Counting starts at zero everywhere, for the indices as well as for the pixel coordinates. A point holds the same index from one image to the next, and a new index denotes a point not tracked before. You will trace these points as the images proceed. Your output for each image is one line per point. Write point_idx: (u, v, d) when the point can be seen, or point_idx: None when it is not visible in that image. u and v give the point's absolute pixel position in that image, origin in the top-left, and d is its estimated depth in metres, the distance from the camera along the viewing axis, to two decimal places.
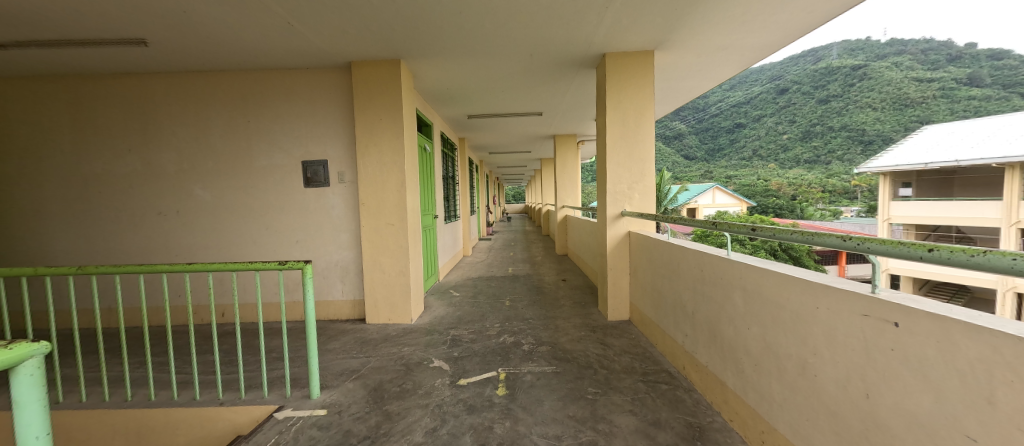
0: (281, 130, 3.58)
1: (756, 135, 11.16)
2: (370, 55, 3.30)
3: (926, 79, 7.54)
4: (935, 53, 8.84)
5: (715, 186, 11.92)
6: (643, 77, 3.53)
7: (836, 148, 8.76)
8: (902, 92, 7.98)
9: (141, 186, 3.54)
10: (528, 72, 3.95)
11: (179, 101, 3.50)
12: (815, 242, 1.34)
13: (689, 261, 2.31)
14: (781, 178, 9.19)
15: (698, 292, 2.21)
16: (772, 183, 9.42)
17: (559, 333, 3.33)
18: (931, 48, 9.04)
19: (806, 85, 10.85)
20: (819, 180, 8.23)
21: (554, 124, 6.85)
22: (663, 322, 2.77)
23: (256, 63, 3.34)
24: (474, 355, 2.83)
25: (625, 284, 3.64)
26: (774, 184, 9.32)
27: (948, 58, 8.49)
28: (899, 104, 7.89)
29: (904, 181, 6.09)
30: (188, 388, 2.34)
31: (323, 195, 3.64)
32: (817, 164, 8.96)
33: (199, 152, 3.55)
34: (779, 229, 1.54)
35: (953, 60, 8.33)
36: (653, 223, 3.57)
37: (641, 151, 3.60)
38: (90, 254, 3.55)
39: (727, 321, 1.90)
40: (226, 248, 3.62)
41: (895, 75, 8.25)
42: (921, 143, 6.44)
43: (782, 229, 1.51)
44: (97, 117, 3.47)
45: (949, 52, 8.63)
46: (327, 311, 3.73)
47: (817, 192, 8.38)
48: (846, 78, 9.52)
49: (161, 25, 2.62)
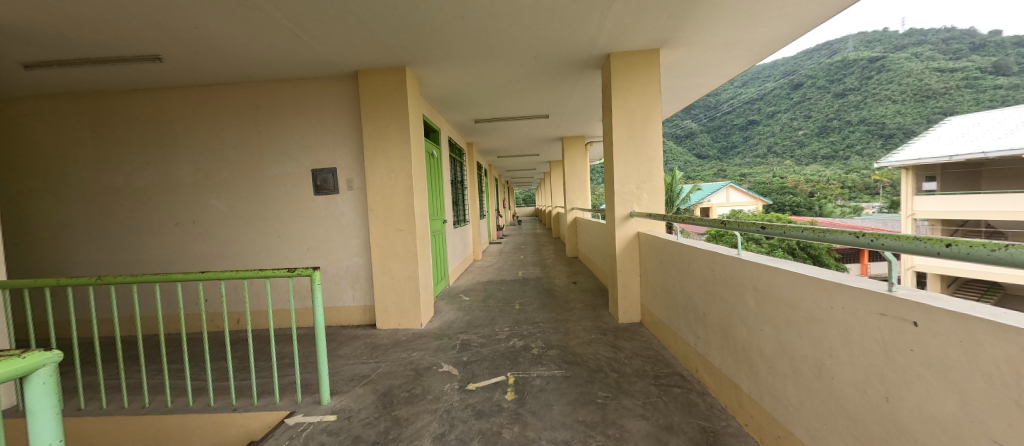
0: (292, 139, 3.67)
1: (770, 132, 10.84)
2: (376, 63, 3.36)
3: (951, 67, 6.94)
4: (958, 41, 8.48)
5: (729, 184, 11.80)
6: (648, 76, 3.50)
7: (852, 142, 8.05)
8: (923, 82, 7.29)
9: (159, 198, 3.66)
10: (532, 74, 3.95)
11: (194, 115, 3.61)
12: (828, 238, 1.30)
13: (699, 261, 2.27)
14: (796, 176, 8.75)
15: (710, 292, 2.16)
16: (788, 180, 9.11)
17: (569, 336, 3.29)
18: (954, 37, 8.67)
19: (822, 79, 10.12)
20: (837, 176, 7.68)
21: (560, 126, 6.81)
22: (675, 324, 2.72)
23: (266, 74, 3.43)
24: (482, 360, 2.82)
25: (637, 285, 3.58)
26: (790, 181, 9.04)
27: (972, 47, 8.10)
28: (922, 96, 7.21)
29: (927, 174, 5.05)
30: (204, 394, 2.39)
31: (332, 202, 3.70)
32: (834, 160, 8.46)
33: (214, 163, 3.66)
34: (792, 227, 1.51)
35: (977, 48, 7.93)
36: (662, 223, 3.52)
37: (649, 150, 3.55)
38: (111, 264, 3.69)
39: (740, 321, 1.85)
40: (240, 256, 3.71)
41: (916, 66, 7.54)
42: (947, 131, 5.57)
43: (795, 227, 1.48)
44: (117, 132, 3.61)
45: (972, 41, 8.22)
46: (338, 317, 3.78)
47: (837, 188, 7.73)
48: (863, 72, 8.81)
49: (175, 40, 2.72)
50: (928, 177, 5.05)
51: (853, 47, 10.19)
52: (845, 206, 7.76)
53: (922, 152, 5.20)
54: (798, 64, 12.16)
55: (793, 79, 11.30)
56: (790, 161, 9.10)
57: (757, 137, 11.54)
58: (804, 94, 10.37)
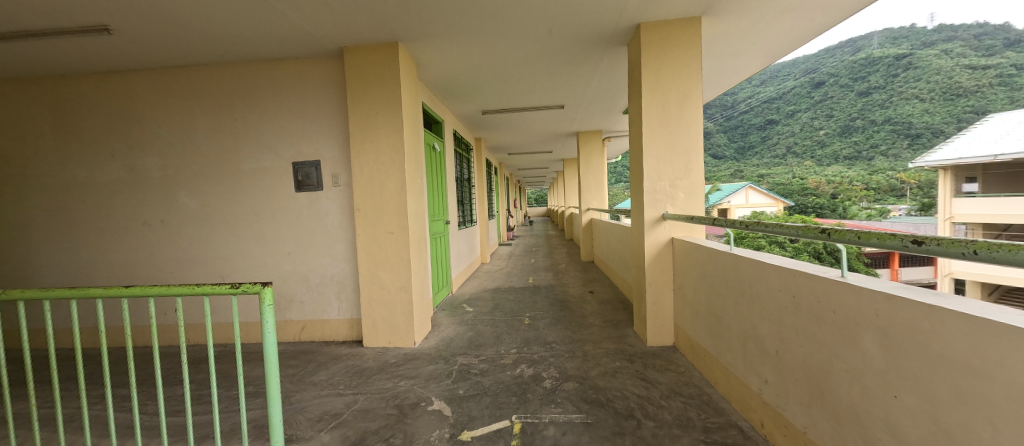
0: (271, 128, 3.22)
1: (789, 130, 8.36)
2: (364, 37, 2.88)
3: (984, 65, 5.30)
4: (988, 38, 6.20)
5: (747, 184, 7.26)
6: (687, 51, 2.92)
7: (880, 142, 5.90)
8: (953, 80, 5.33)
9: (125, 195, 3.26)
10: (546, 52, 3.41)
11: (163, 101, 3.22)
12: (1003, 259, 0.77)
13: (771, 282, 1.69)
14: (817, 176, 6.32)
15: (788, 327, 1.58)
16: (809, 180, 6.41)
17: (588, 363, 2.73)
18: (983, 34, 6.33)
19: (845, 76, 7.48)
20: (861, 177, 5.53)
21: (576, 119, 6.25)
22: (725, 357, 2.13)
23: (238, 52, 2.99)
24: (483, 395, 2.29)
25: (669, 302, 2.98)
26: (811, 181, 6.34)
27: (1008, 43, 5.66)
28: (950, 95, 5.24)
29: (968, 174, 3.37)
30: (132, 437, 1.94)
31: (316, 200, 3.24)
32: (857, 161, 6.06)
33: (184, 156, 3.25)
34: (925, 237, 0.95)
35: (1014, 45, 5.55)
36: (701, 227, 2.94)
37: (686, 140, 2.97)
38: (75, 268, 3.31)
39: (847, 376, 1.28)
40: (212, 261, 3.29)
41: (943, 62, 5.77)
42: (986, 131, 3.66)
43: (931, 238, 0.93)
44: (81, 121, 3.25)
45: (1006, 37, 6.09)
46: (321, 332, 3.31)
47: (861, 190, 5.30)
48: (889, 69, 6.63)
49: (118, 8, 2.28)
50: (968, 178, 3.37)
51: (878, 42, 7.72)
52: (872, 209, 4.69)
53: (962, 152, 3.43)
54: (818, 60, 9.50)
55: (814, 77, 8.87)
56: (810, 162, 6.85)
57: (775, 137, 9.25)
58: (825, 94, 7.95)
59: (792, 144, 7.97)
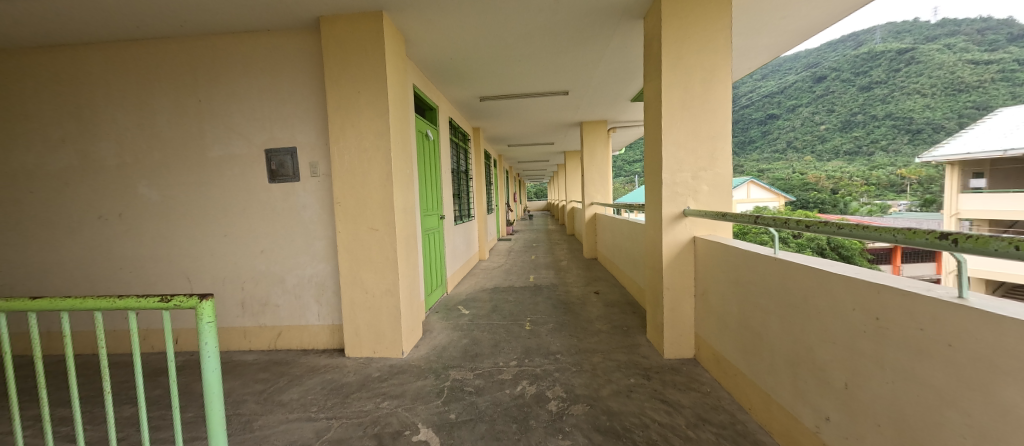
0: (240, 111, 2.85)
1: (790, 126, 8.14)
2: (343, 4, 2.49)
3: (988, 59, 4.83)
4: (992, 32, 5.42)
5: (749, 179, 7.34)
6: (714, 23, 2.53)
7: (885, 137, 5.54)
8: (956, 75, 4.75)
9: (78, 185, 2.90)
10: (551, 27, 3.02)
11: (117, 78, 2.84)
12: None
13: (840, 299, 1.34)
14: (818, 171, 6.08)
15: (866, 356, 1.23)
16: (808, 176, 6.15)
17: (598, 380, 2.39)
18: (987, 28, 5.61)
19: (847, 70, 7.14)
20: (860, 172, 5.14)
21: (580, 107, 5.85)
22: (766, 382, 1.79)
23: (198, 22, 2.61)
24: (477, 421, 1.96)
25: (689, 309, 2.64)
26: (811, 176, 6.10)
27: (1011, 37, 5.15)
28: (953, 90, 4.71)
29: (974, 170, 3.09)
30: None
31: (291, 192, 2.88)
32: (856, 157, 5.61)
33: (143, 141, 2.88)
34: None
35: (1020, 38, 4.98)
36: (726, 224, 2.58)
37: (711, 126, 2.60)
38: (25, 267, 2.97)
39: (968, 435, 0.93)
40: (177, 259, 2.94)
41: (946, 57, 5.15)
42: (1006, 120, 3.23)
43: None
44: (26, 102, 2.88)
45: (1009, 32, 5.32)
46: (299, 339, 2.98)
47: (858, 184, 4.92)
48: (892, 65, 6.16)
49: None
50: (974, 174, 3.09)
51: (882, 35, 7.24)
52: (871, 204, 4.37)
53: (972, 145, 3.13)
54: (822, 54, 9.08)
55: (815, 72, 8.44)
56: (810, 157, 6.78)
57: (773, 130, 8.92)
58: (825, 89, 7.59)
59: (793, 139, 7.67)
